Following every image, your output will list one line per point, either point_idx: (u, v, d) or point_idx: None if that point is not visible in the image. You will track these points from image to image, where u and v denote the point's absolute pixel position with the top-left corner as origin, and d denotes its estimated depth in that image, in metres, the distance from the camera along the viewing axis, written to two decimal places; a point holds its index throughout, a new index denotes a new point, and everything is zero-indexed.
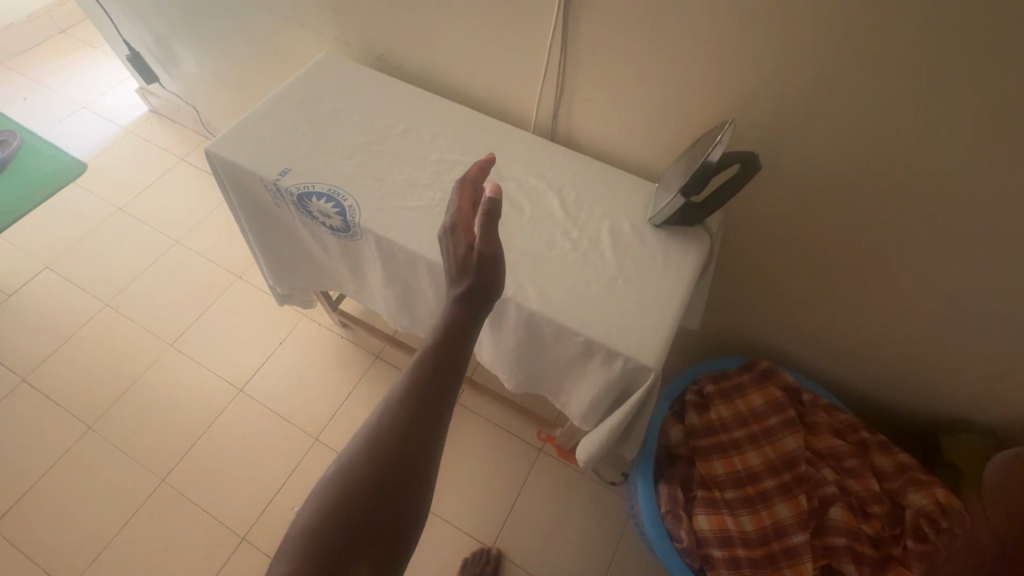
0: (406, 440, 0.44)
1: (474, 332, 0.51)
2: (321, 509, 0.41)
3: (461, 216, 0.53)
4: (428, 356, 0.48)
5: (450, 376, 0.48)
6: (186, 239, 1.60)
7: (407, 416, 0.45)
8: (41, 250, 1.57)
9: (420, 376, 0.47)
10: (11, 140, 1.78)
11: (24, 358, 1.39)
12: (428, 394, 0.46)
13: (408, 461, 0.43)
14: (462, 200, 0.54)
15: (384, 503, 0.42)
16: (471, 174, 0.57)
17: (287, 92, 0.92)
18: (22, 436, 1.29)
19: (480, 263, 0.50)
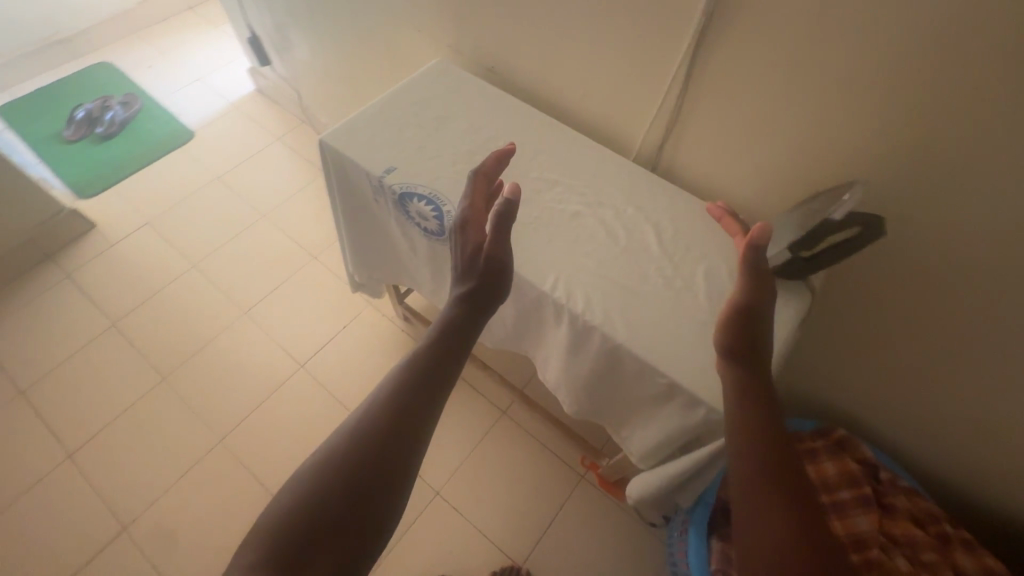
0: (388, 440, 0.41)
1: (472, 337, 0.49)
2: (293, 500, 0.38)
3: (474, 214, 0.54)
4: (425, 353, 0.47)
5: (443, 375, 0.46)
6: (273, 214, 1.69)
7: (396, 414, 0.43)
8: (145, 207, 1.69)
9: (410, 371, 0.45)
10: (133, 102, 1.94)
11: (117, 304, 1.51)
12: (418, 389, 0.44)
13: (387, 459, 0.41)
14: (477, 196, 0.56)
15: (356, 502, 0.39)
16: (488, 166, 0.60)
17: (398, 93, 0.96)
18: (104, 376, 1.40)
19: (487, 266, 0.49)
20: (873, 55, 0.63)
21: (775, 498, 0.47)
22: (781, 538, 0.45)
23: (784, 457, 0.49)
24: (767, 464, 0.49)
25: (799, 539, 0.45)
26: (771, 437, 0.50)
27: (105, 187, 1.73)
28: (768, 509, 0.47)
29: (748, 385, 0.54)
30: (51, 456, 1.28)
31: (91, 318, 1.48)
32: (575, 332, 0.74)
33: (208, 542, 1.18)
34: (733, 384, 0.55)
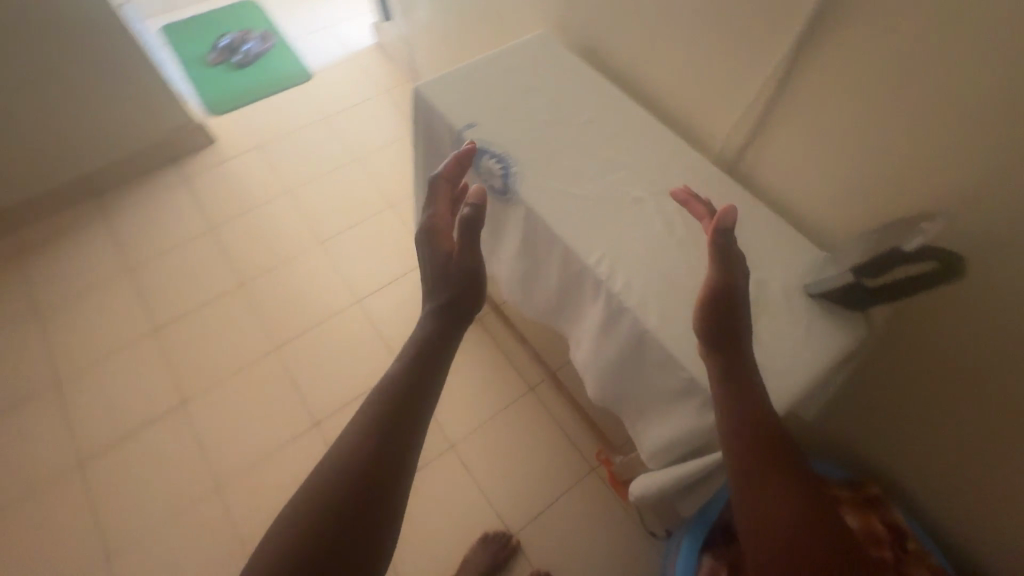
0: (384, 444, 0.48)
1: (456, 334, 0.58)
2: (317, 491, 0.46)
3: (442, 226, 0.65)
4: (414, 354, 0.55)
5: (429, 379, 0.54)
6: (364, 160, 1.81)
7: (390, 420, 0.50)
8: (259, 133, 1.87)
9: (397, 381, 0.53)
10: (269, 38, 2.14)
11: (219, 212, 1.69)
12: (412, 385, 0.52)
13: (386, 456, 0.48)
14: (440, 211, 0.67)
15: (372, 485, 0.47)
16: (445, 179, 0.71)
17: (495, 56, 1.00)
18: (195, 271, 1.58)
19: (458, 269, 0.59)
20: (998, 84, 0.57)
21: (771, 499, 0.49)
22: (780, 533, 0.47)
23: (774, 457, 0.51)
24: (757, 468, 0.51)
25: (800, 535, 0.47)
26: (757, 442, 0.52)
27: (231, 108, 1.93)
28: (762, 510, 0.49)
29: (732, 377, 0.56)
30: (141, 327, 1.48)
31: (195, 220, 1.67)
32: (608, 311, 0.75)
33: (247, 433, 1.32)
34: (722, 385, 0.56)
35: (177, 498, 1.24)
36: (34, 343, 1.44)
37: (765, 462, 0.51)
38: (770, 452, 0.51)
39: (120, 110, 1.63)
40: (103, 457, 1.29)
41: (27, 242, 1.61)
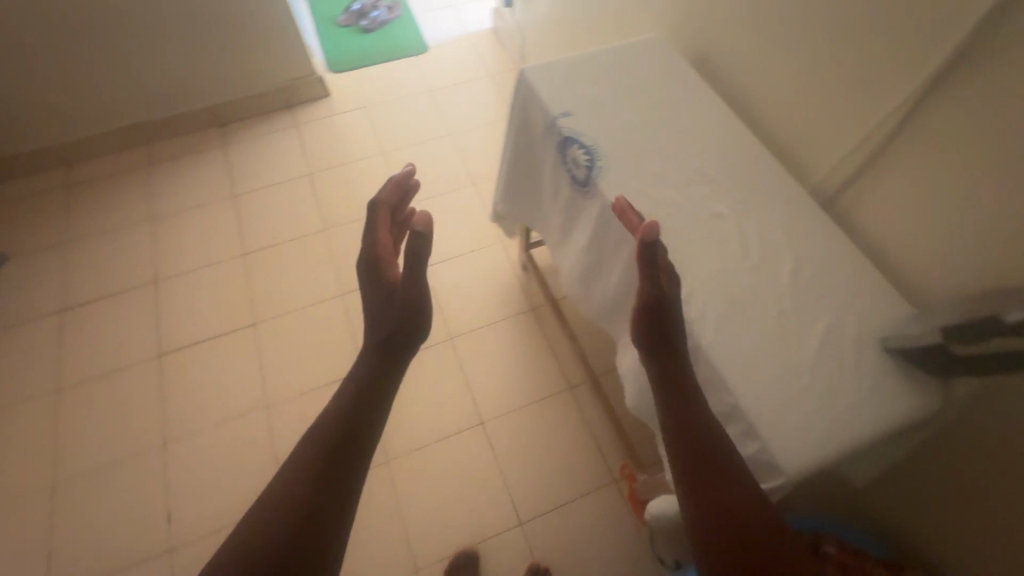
0: (303, 528, 0.41)
1: (395, 381, 0.51)
2: None
3: (383, 249, 0.56)
4: (340, 409, 0.47)
5: (361, 436, 0.46)
6: (458, 136, 1.87)
7: (310, 495, 0.42)
8: (368, 94, 1.99)
9: (319, 445, 0.45)
10: (396, 9, 2.25)
11: (318, 160, 1.82)
12: (339, 446, 0.45)
13: (308, 543, 0.40)
14: (383, 236, 0.57)
15: (294, 568, 0.39)
16: (386, 196, 0.60)
17: (604, 53, 1.00)
18: (287, 210, 1.71)
19: (402, 304, 0.52)
20: None
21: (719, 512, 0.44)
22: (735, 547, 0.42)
23: (720, 467, 0.46)
24: (703, 487, 0.45)
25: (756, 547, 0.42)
26: (696, 454, 0.47)
27: (349, 68, 2.06)
28: (707, 526, 0.43)
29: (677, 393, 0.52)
30: (232, 250, 1.63)
31: (297, 163, 1.81)
32: None
33: (301, 365, 1.42)
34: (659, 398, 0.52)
35: (231, 408, 1.36)
36: (145, 245, 1.63)
37: (711, 476, 0.46)
38: (714, 461, 0.46)
39: (256, 53, 1.80)
40: (179, 356, 1.44)
41: (157, 156, 1.82)
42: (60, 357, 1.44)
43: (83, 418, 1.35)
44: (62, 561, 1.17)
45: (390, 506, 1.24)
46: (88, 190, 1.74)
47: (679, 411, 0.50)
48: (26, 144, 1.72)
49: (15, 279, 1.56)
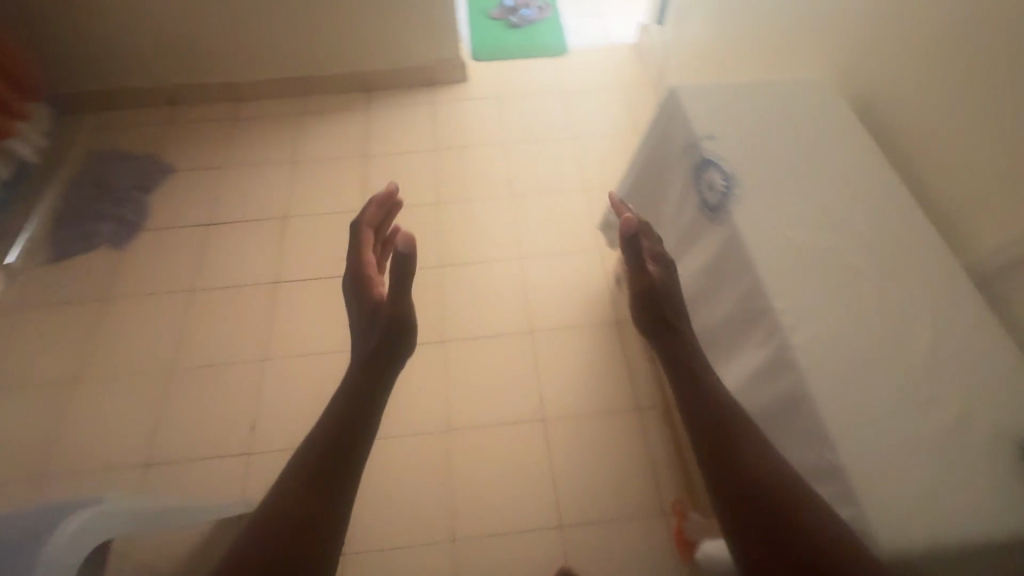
0: (310, 505, 0.58)
1: (386, 384, 0.68)
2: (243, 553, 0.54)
3: (366, 270, 0.75)
4: (334, 417, 0.64)
5: (353, 438, 0.63)
6: (579, 141, 1.91)
7: (309, 486, 0.59)
8: (502, 86, 2.07)
9: (318, 450, 0.61)
10: (546, 10, 2.33)
11: (444, 138, 1.93)
12: (332, 450, 0.61)
13: (313, 520, 0.57)
14: (365, 259, 0.77)
15: (298, 540, 0.55)
16: (366, 218, 0.81)
17: (760, 83, 0.98)
18: (408, 178, 1.83)
19: (389, 315, 0.70)
20: None
21: (713, 444, 0.62)
22: (725, 469, 0.60)
23: (714, 414, 0.64)
24: (702, 421, 0.64)
25: (741, 471, 0.59)
26: (695, 406, 0.65)
27: (491, 58, 2.16)
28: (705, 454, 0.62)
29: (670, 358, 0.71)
30: (353, 204, 1.77)
31: (425, 138, 1.93)
32: (773, 360, 0.72)
33: None
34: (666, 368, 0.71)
35: (322, 344, 1.49)
36: (281, 184, 1.82)
37: (703, 415, 0.65)
38: (711, 410, 0.64)
39: (412, 31, 1.94)
40: (290, 287, 1.59)
41: (306, 108, 2.01)
42: (195, 264, 1.65)
43: (203, 320, 1.54)
44: (164, 438, 1.36)
45: (442, 472, 1.30)
46: (245, 126, 1.96)
47: (683, 372, 0.69)
48: (207, 78, 1.98)
49: (174, 191, 1.81)
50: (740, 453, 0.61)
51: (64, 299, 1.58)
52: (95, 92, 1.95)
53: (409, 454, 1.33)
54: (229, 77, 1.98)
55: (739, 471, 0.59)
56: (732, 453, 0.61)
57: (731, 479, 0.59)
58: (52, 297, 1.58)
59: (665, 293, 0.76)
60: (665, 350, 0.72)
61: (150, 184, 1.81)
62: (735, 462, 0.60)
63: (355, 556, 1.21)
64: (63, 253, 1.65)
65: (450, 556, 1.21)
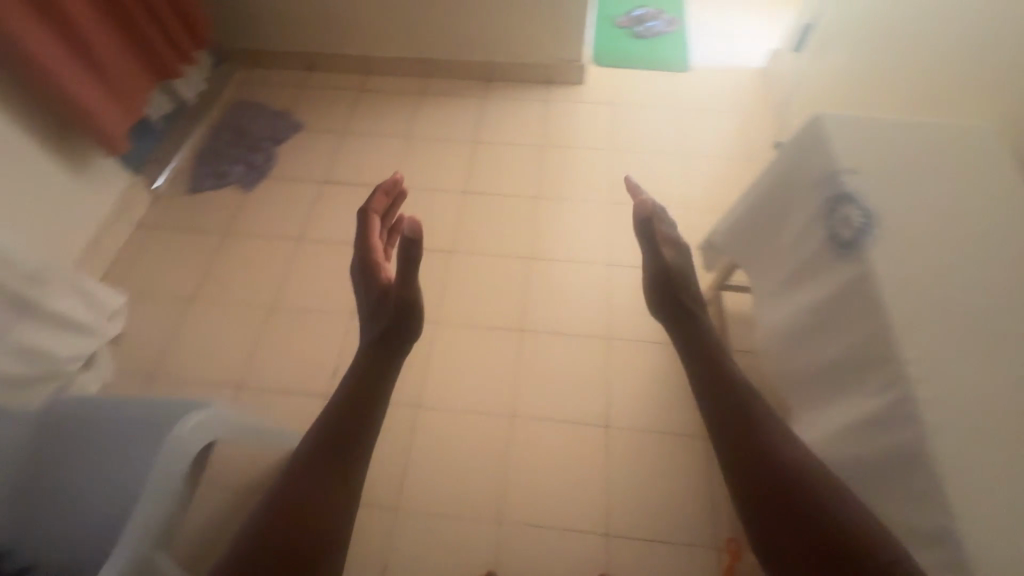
0: (325, 463, 0.70)
1: (390, 365, 0.81)
2: (272, 496, 0.67)
3: (370, 259, 0.91)
4: (344, 391, 0.77)
5: (362, 411, 0.75)
6: (686, 159, 1.88)
7: (324, 446, 0.72)
8: (617, 93, 2.08)
9: (333, 420, 0.74)
10: (674, 24, 2.31)
11: (552, 136, 1.96)
12: (344, 419, 0.74)
13: (326, 475, 0.70)
14: (372, 245, 0.94)
15: (313, 492, 0.68)
16: (373, 206, 1.01)
17: (916, 121, 0.92)
18: (510, 168, 1.88)
19: (396, 302, 0.83)
20: None
21: (736, 415, 0.74)
22: (745, 437, 0.72)
23: (735, 391, 0.76)
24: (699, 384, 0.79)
25: (761, 441, 0.71)
26: (716, 384, 0.77)
27: (611, 64, 2.17)
28: (726, 423, 0.74)
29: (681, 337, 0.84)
30: (455, 184, 1.84)
31: (533, 132, 1.98)
32: (885, 414, 0.71)
33: (474, 302, 1.58)
34: (684, 353, 0.83)
35: None
36: (393, 156, 1.93)
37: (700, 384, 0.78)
38: (730, 387, 0.76)
39: (541, 29, 1.97)
40: None
41: (427, 88, 2.12)
42: (307, 216, 1.78)
43: (306, 268, 1.66)
44: (257, 366, 1.48)
45: (499, 454, 1.34)
46: (370, 98, 2.10)
47: (704, 355, 0.81)
48: (344, 48, 2.12)
49: (300, 147, 1.96)
50: (741, 423, 0.73)
51: (194, 227, 1.76)
52: (246, 48, 2.14)
53: (471, 432, 1.37)
54: (363, 50, 2.11)
55: (759, 438, 0.71)
56: (752, 423, 0.73)
57: (750, 447, 0.71)
58: (184, 223, 1.77)
59: (683, 288, 0.89)
60: (684, 337, 0.84)
61: (280, 137, 1.98)
62: (751, 432, 0.72)
63: (408, 514, 1.27)
64: (199, 187, 1.85)
65: (496, 538, 1.23)
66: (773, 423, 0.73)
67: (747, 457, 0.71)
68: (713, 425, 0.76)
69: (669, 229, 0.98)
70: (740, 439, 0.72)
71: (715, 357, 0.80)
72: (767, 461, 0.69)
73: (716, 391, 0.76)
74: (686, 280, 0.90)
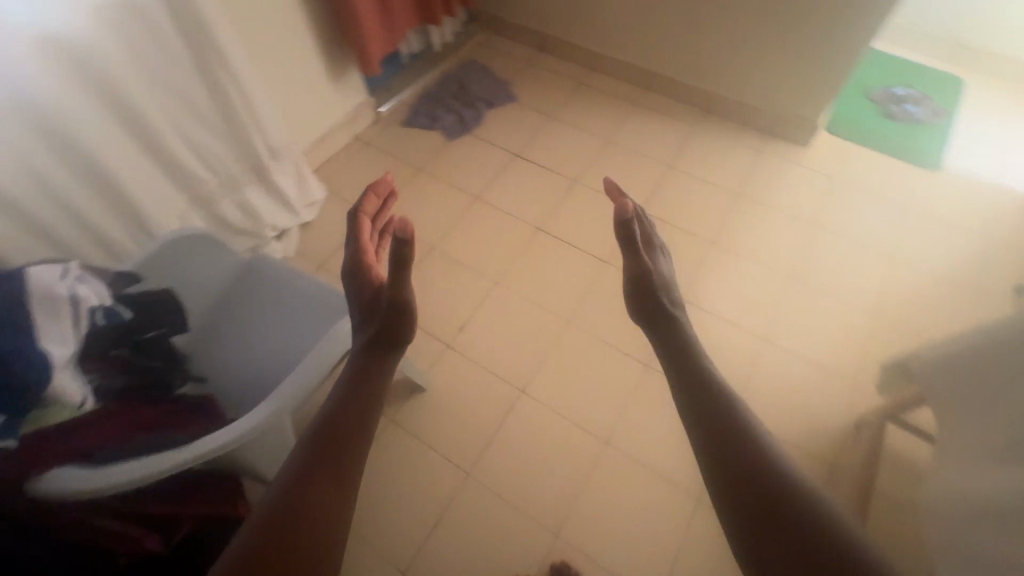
0: (327, 465, 0.56)
1: (391, 360, 0.71)
2: (271, 496, 0.53)
3: (357, 260, 0.80)
4: (347, 380, 0.66)
5: (370, 401, 0.64)
6: (894, 264, 1.67)
7: (323, 442, 0.58)
8: (840, 168, 1.88)
9: (334, 413, 0.61)
10: (937, 116, 2.03)
11: (751, 188, 1.85)
12: (346, 408, 0.62)
13: (330, 478, 0.55)
14: (362, 243, 0.82)
15: (319, 496, 0.53)
16: (366, 207, 0.88)
17: None
18: (695, 206, 1.81)
19: (391, 300, 0.72)
20: None
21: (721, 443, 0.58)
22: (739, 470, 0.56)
23: (714, 408, 0.62)
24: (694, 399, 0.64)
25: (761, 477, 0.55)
26: (695, 387, 0.65)
27: (846, 136, 1.97)
28: (707, 440, 0.59)
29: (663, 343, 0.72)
30: (634, 201, 1.82)
31: (733, 179, 1.87)
32: None
33: (611, 318, 1.56)
34: (666, 364, 0.70)
35: (546, 300, 1.60)
36: (586, 153, 1.96)
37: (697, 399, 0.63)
38: (713, 400, 0.63)
39: (784, 78, 1.85)
40: (547, 238, 1.73)
41: (641, 101, 2.11)
42: (490, 180, 1.89)
43: (473, 226, 1.77)
44: None
45: (580, 471, 1.32)
46: (584, 93, 2.14)
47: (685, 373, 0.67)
48: (578, 40, 2.17)
49: (506, 116, 2.07)
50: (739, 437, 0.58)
51: (396, 155, 1.95)
52: (494, 16, 2.29)
53: (560, 438, 1.37)
54: (596, 47, 2.15)
55: (758, 471, 0.55)
56: (746, 453, 0.57)
57: (742, 478, 0.55)
58: (390, 149, 1.97)
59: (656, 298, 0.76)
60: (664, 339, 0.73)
61: (493, 103, 2.11)
62: (740, 456, 0.57)
63: (476, 481, 1.31)
64: (412, 123, 2.03)
65: (548, 545, 1.23)
66: (775, 453, 0.57)
67: (740, 494, 0.54)
68: (699, 453, 0.60)
69: (651, 236, 0.85)
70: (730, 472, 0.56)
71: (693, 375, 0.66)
72: (773, 501, 0.53)
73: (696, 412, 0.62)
74: (664, 291, 0.78)
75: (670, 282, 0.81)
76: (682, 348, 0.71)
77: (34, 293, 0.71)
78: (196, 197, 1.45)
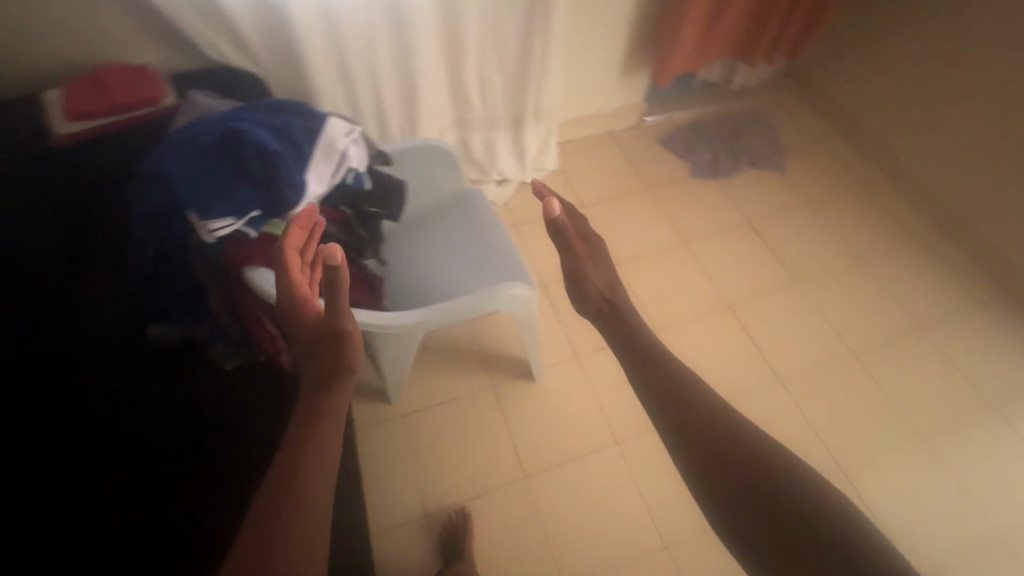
0: (287, 497, 0.59)
1: (343, 383, 0.68)
2: (247, 530, 0.57)
3: (290, 296, 0.72)
4: (310, 405, 0.66)
5: (325, 431, 0.65)
6: None
7: (283, 476, 0.60)
8: None
9: (293, 449, 0.62)
10: None
11: (1002, 406, 1.48)
12: (303, 437, 0.63)
13: (289, 509, 0.58)
14: (294, 274, 0.74)
15: (284, 531, 0.57)
16: (296, 240, 0.79)
17: None
18: (918, 387, 1.51)
19: (332, 327, 0.68)
20: None
21: (659, 401, 0.77)
22: (676, 420, 0.74)
23: (661, 377, 0.78)
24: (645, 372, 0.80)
25: (712, 432, 0.72)
26: (642, 362, 0.81)
27: None
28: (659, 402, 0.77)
29: (617, 331, 0.87)
30: (847, 341, 1.59)
31: (986, 384, 1.51)
32: None
33: None
34: (623, 356, 0.85)
35: None
36: (824, 264, 1.73)
37: (645, 366, 0.81)
38: (661, 371, 0.79)
39: None
40: (729, 322, 1.61)
41: (923, 241, 1.77)
42: (708, 235, 1.78)
43: (666, 267, 1.71)
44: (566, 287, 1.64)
45: (628, 548, 1.25)
46: (862, 202, 1.87)
47: (632, 357, 0.83)
48: (892, 145, 1.87)
49: (763, 184, 1.90)
50: (681, 390, 0.77)
51: (636, 166, 1.93)
52: (813, 80, 2.08)
53: (628, 506, 1.30)
54: (909, 161, 1.84)
55: (703, 421, 0.73)
56: (690, 413, 0.74)
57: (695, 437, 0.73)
58: (633, 155, 1.96)
59: (596, 292, 0.91)
60: (616, 330, 0.88)
61: (758, 164, 1.94)
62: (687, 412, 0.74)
63: (527, 489, 1.31)
64: (668, 144, 1.98)
65: None
66: (710, 406, 0.75)
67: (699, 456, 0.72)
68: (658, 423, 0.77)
69: (584, 227, 0.96)
70: (679, 431, 0.74)
71: (638, 358, 0.82)
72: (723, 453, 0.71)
73: (646, 388, 0.79)
74: (601, 281, 0.92)
75: (606, 262, 0.94)
76: (624, 324, 0.87)
77: (322, 135, 0.87)
78: (461, 119, 1.63)
